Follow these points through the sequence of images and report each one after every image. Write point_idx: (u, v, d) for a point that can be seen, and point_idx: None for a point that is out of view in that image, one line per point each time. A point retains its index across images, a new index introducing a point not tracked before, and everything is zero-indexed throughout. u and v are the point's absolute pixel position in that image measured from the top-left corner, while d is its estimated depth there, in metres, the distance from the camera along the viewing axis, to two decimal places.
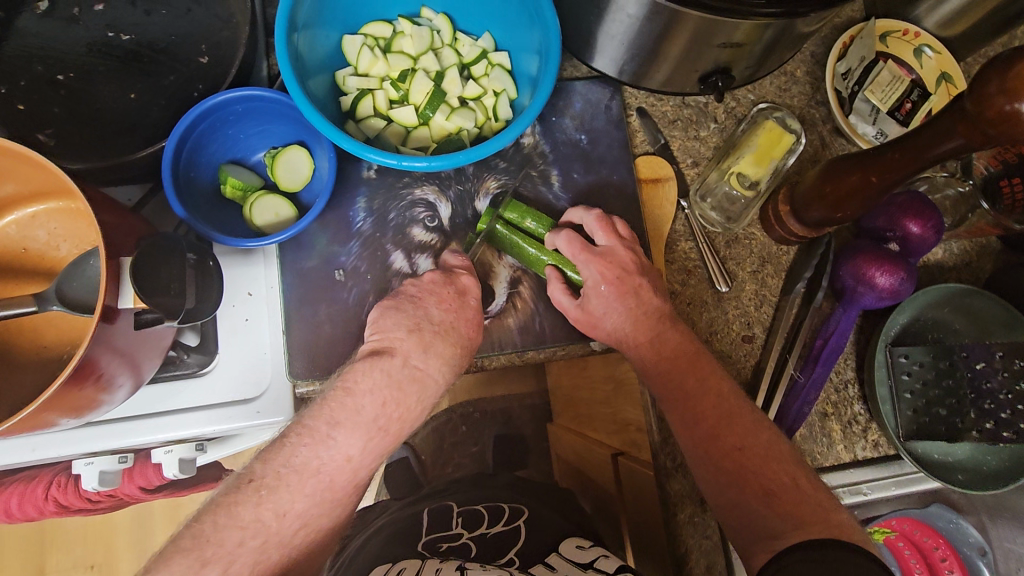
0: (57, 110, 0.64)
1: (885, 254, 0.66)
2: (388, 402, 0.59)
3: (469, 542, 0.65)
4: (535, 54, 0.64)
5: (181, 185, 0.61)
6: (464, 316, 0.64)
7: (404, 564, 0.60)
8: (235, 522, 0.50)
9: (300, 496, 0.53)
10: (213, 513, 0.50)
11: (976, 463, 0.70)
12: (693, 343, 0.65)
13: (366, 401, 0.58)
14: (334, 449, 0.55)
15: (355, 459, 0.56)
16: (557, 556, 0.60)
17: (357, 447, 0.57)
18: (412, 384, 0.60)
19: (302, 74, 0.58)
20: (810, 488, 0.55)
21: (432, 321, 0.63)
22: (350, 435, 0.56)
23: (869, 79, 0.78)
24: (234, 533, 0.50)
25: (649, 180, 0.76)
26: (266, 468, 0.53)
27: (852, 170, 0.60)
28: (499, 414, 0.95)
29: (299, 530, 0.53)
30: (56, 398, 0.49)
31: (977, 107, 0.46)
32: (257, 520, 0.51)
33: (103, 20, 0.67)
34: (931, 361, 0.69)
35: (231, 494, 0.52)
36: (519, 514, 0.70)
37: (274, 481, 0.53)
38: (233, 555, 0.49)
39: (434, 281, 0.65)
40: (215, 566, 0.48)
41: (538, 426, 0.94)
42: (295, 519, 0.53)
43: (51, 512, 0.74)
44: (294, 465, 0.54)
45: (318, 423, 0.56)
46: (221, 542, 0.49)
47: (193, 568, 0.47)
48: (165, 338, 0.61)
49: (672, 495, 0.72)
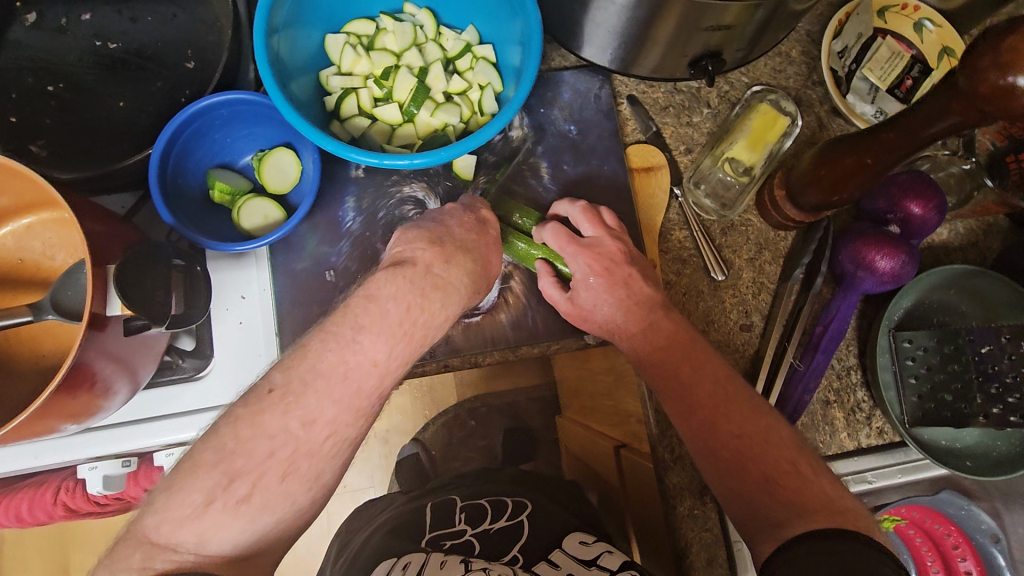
0: (48, 121, 0.64)
1: (886, 236, 0.65)
2: (413, 307, 0.53)
3: (472, 539, 0.63)
4: (518, 45, 0.63)
5: (169, 191, 0.62)
6: (486, 238, 0.62)
7: (409, 557, 0.59)
8: (262, 432, 0.47)
9: (328, 402, 0.49)
10: (235, 426, 0.48)
11: (985, 449, 0.68)
12: (688, 331, 0.63)
13: (390, 306, 0.53)
14: (361, 353, 0.51)
15: (383, 363, 0.52)
16: (560, 553, 0.59)
17: (384, 351, 0.52)
18: (435, 291, 0.55)
19: (283, 77, 0.58)
20: (810, 474, 0.53)
21: (455, 237, 0.59)
22: (377, 340, 0.51)
23: (868, 56, 0.75)
24: (263, 444, 0.47)
25: (641, 169, 0.74)
26: (289, 375, 0.49)
27: (847, 152, 0.59)
28: (506, 408, 0.77)
29: (328, 438, 0.50)
30: (51, 405, 0.50)
31: (971, 83, 0.44)
32: (283, 430, 0.48)
33: (90, 29, 0.67)
34: (935, 345, 0.67)
35: (252, 403, 0.48)
36: (523, 508, 0.67)
37: (301, 386, 0.49)
38: (262, 468, 0.47)
39: (455, 209, 0.63)
40: (245, 480, 0.46)
41: (547, 420, 0.77)
42: (325, 426, 0.49)
43: (61, 516, 0.75)
44: (321, 370, 0.50)
45: (342, 328, 0.51)
46: (250, 454, 0.47)
47: (221, 484, 0.46)
48: (160, 344, 0.62)
49: (671, 488, 0.73)
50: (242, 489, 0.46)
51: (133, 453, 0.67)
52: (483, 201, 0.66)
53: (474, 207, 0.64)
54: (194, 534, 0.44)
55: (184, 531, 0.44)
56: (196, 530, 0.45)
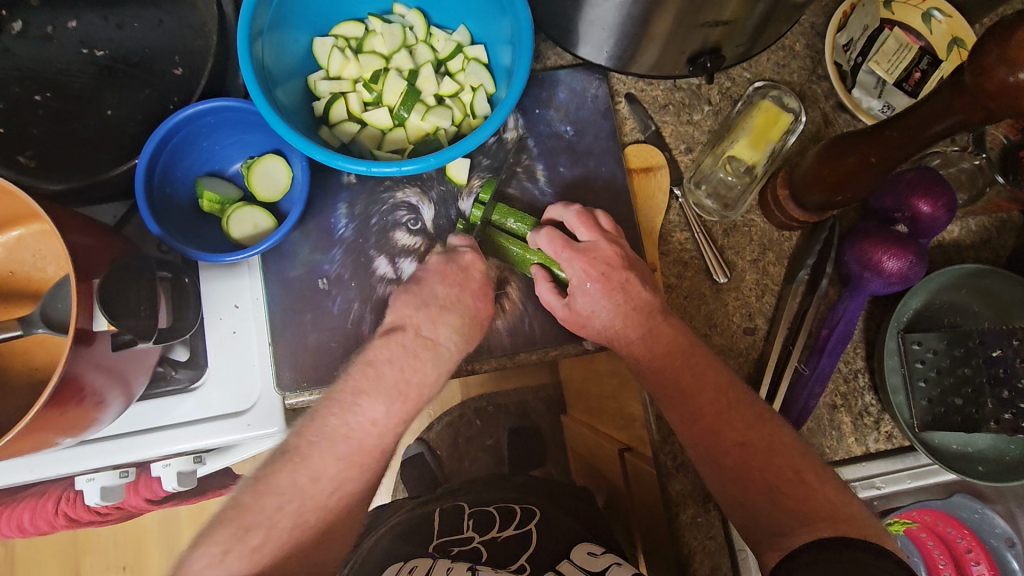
0: (36, 130, 0.63)
1: (893, 237, 0.62)
2: (408, 368, 0.58)
3: (479, 547, 0.61)
4: (509, 44, 0.61)
5: (157, 201, 0.61)
6: (470, 285, 0.61)
7: (415, 562, 0.58)
8: (273, 489, 0.52)
9: (333, 460, 0.54)
10: (250, 486, 0.53)
11: (998, 453, 0.66)
12: (688, 336, 0.61)
13: (386, 369, 0.58)
14: (361, 415, 0.56)
15: (381, 422, 0.56)
16: (568, 565, 0.57)
17: (382, 411, 0.56)
18: (425, 352, 0.59)
19: (267, 83, 0.57)
20: (816, 482, 0.51)
21: (438, 297, 0.60)
22: (376, 401, 0.57)
23: (874, 48, 0.73)
24: (273, 499, 0.52)
25: (640, 170, 0.72)
26: (299, 438, 0.55)
27: (850, 151, 0.57)
28: (514, 406, 0.90)
29: (334, 493, 0.53)
30: (41, 421, 0.50)
31: (976, 79, 0.43)
32: (292, 486, 0.52)
33: (76, 36, 0.66)
34: (945, 348, 0.65)
35: (267, 467, 0.54)
36: (532, 514, 0.66)
37: (307, 448, 0.54)
38: (272, 520, 0.51)
39: (435, 259, 0.62)
40: (257, 532, 0.50)
41: (553, 419, 0.89)
42: (329, 482, 0.53)
43: (63, 524, 0.76)
44: (325, 432, 0.55)
45: (344, 393, 0.57)
46: (262, 508, 0.51)
47: (237, 535, 0.49)
48: (152, 357, 0.61)
49: (673, 496, 0.69)
50: (256, 540, 0.49)
51: (130, 465, 0.67)
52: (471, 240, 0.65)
53: (457, 251, 0.62)
54: None
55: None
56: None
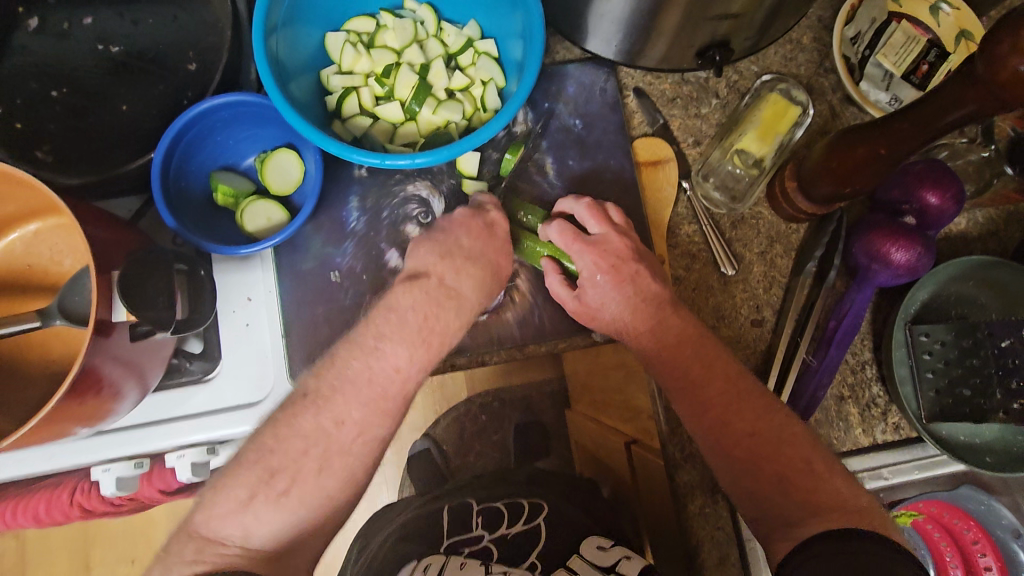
0: (53, 126, 0.64)
1: (901, 228, 0.63)
2: (430, 315, 0.57)
3: (490, 545, 0.61)
4: (520, 38, 0.62)
5: (172, 195, 0.62)
6: (494, 243, 0.61)
7: (429, 560, 0.60)
8: (296, 432, 0.52)
9: (356, 405, 0.53)
10: (273, 425, 0.52)
11: (1005, 444, 0.67)
12: (697, 327, 0.62)
13: (409, 315, 0.56)
14: (384, 359, 0.54)
15: (404, 369, 0.55)
16: (578, 560, 0.58)
17: (405, 357, 0.55)
18: (448, 301, 0.58)
19: (282, 78, 0.58)
20: (826, 472, 0.51)
21: (462, 248, 0.59)
22: (399, 346, 0.55)
23: (881, 41, 0.73)
24: (297, 442, 0.51)
25: (648, 163, 0.73)
26: (320, 382, 0.54)
27: (859, 143, 0.57)
28: (519, 400, 0.81)
29: (357, 439, 0.53)
30: (61, 409, 0.50)
31: (988, 70, 0.43)
32: (316, 429, 0.52)
33: (92, 32, 0.67)
34: (953, 339, 0.65)
35: (287, 407, 0.53)
36: (540, 510, 0.66)
37: (329, 391, 0.53)
38: (298, 463, 0.51)
39: (463, 214, 0.61)
40: (282, 476, 0.50)
41: (558, 413, 0.81)
42: (354, 426, 0.53)
43: (78, 515, 0.76)
44: (347, 376, 0.54)
45: (365, 337, 0.56)
46: (285, 452, 0.51)
47: (263, 478, 0.50)
48: (167, 348, 0.62)
49: (682, 487, 0.71)
50: (282, 484, 0.50)
51: (148, 454, 0.66)
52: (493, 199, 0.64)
53: (483, 209, 0.62)
54: (239, 529, 0.49)
55: (228, 525, 0.49)
56: (241, 524, 0.49)
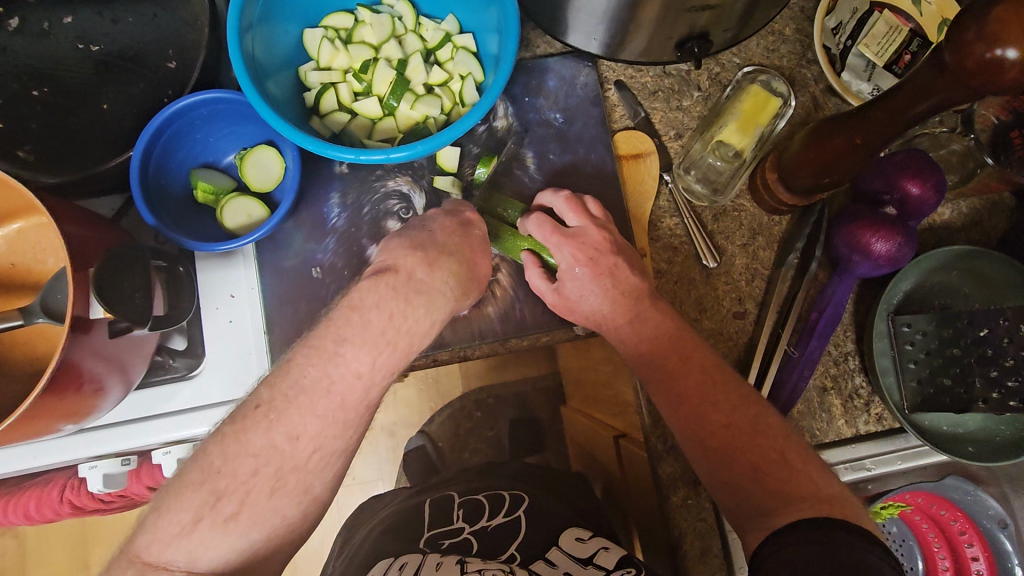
0: (34, 126, 0.64)
1: (882, 218, 0.63)
2: (396, 315, 0.52)
3: (470, 537, 0.61)
4: (496, 33, 0.62)
5: (152, 193, 0.62)
6: (470, 241, 0.61)
7: (406, 558, 0.57)
8: (246, 450, 0.47)
9: (312, 417, 0.49)
10: (221, 443, 0.48)
11: (988, 433, 0.67)
12: (675, 321, 0.62)
13: (373, 315, 0.51)
14: (343, 366, 0.50)
15: (367, 375, 0.51)
16: (557, 552, 0.58)
17: (367, 363, 0.50)
18: (417, 297, 0.54)
19: (257, 74, 0.58)
20: (799, 463, 0.51)
21: (435, 242, 0.58)
22: (360, 350, 0.50)
23: (863, 32, 0.72)
24: (247, 462, 0.47)
25: (629, 156, 0.73)
26: (273, 392, 0.49)
27: (836, 133, 0.57)
28: (514, 398, 0.81)
29: (314, 453, 0.49)
30: (41, 406, 0.51)
31: (956, 57, 0.43)
32: (268, 446, 0.48)
33: (72, 32, 0.67)
34: (935, 329, 0.65)
35: (237, 421, 0.48)
36: (519, 502, 0.66)
37: (283, 403, 0.48)
38: (248, 485, 0.47)
39: (436, 214, 0.62)
40: (231, 499, 0.46)
41: (555, 411, 0.80)
42: (310, 441, 0.49)
43: (67, 513, 0.77)
44: (303, 386, 0.49)
45: (324, 341, 0.50)
46: (235, 472, 0.47)
47: (208, 502, 0.46)
48: (149, 345, 0.62)
49: (665, 478, 0.71)
50: (229, 507, 0.46)
51: (133, 452, 0.68)
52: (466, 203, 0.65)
53: (457, 210, 0.63)
54: (185, 553, 0.45)
55: (172, 550, 0.45)
56: (186, 547, 0.45)
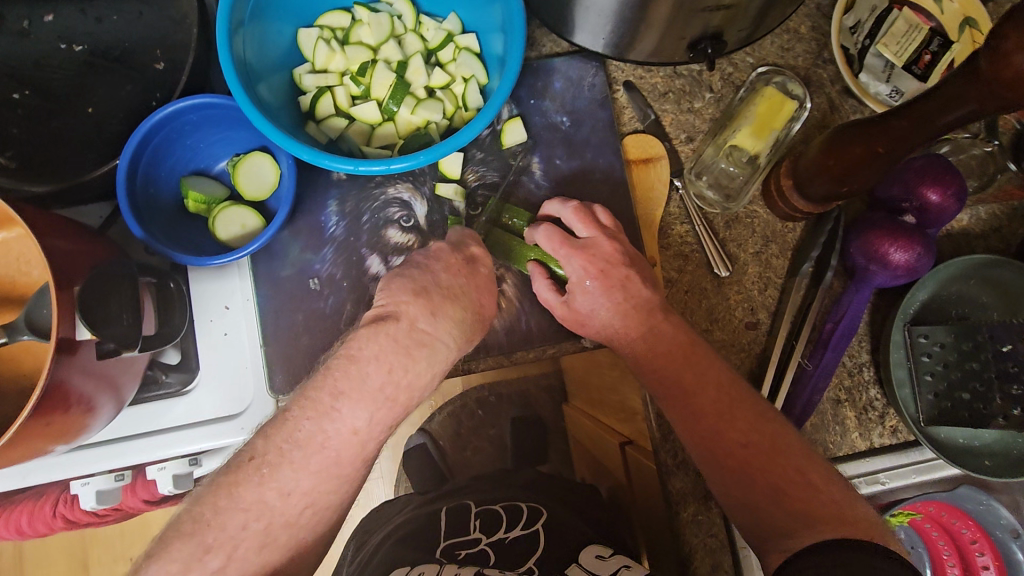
0: (16, 130, 0.61)
1: (901, 227, 0.60)
2: (395, 368, 0.52)
3: (487, 549, 0.56)
4: (500, 32, 0.59)
5: (140, 203, 0.59)
6: (476, 280, 0.58)
7: (423, 567, 0.53)
8: (236, 504, 0.47)
9: (305, 474, 0.49)
10: (213, 495, 0.48)
11: (1005, 447, 0.65)
12: (688, 335, 0.60)
13: (371, 368, 0.51)
14: (340, 422, 0.50)
15: (363, 431, 0.51)
16: (576, 568, 0.52)
17: (364, 419, 0.51)
18: (419, 349, 0.53)
19: (248, 79, 0.55)
20: (821, 484, 0.49)
21: (441, 285, 0.56)
22: (357, 406, 0.50)
23: (883, 30, 0.69)
24: (237, 516, 0.47)
25: (639, 161, 0.70)
26: (267, 445, 0.49)
27: (857, 140, 0.55)
28: (515, 396, 0.75)
29: (305, 510, 0.49)
30: (26, 432, 0.48)
31: (992, 66, 0.40)
32: (259, 501, 0.48)
33: (53, 30, 0.63)
34: (953, 342, 0.63)
35: (231, 473, 0.49)
36: (537, 517, 0.61)
37: (277, 458, 0.49)
38: (236, 540, 0.47)
39: (440, 249, 0.59)
40: (217, 553, 0.46)
41: (557, 408, 0.74)
42: (301, 498, 0.49)
43: (62, 527, 0.75)
44: (297, 440, 0.49)
45: (321, 394, 0.50)
46: (222, 526, 0.47)
47: (196, 555, 0.46)
48: (141, 362, 0.60)
49: (675, 493, 0.70)
50: (215, 562, 0.46)
51: (127, 468, 0.65)
52: (473, 235, 0.62)
53: (462, 244, 0.61)
54: None
55: None
56: None
